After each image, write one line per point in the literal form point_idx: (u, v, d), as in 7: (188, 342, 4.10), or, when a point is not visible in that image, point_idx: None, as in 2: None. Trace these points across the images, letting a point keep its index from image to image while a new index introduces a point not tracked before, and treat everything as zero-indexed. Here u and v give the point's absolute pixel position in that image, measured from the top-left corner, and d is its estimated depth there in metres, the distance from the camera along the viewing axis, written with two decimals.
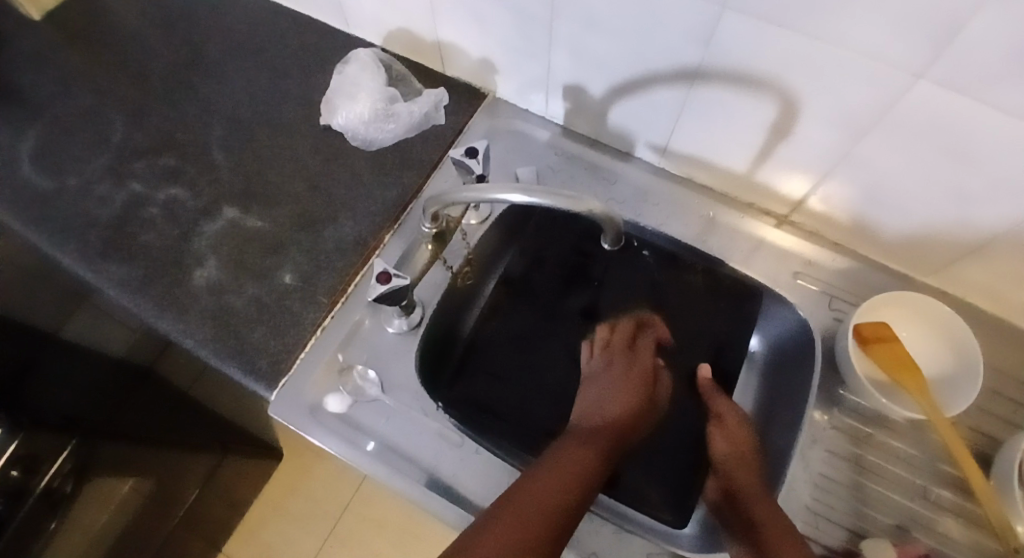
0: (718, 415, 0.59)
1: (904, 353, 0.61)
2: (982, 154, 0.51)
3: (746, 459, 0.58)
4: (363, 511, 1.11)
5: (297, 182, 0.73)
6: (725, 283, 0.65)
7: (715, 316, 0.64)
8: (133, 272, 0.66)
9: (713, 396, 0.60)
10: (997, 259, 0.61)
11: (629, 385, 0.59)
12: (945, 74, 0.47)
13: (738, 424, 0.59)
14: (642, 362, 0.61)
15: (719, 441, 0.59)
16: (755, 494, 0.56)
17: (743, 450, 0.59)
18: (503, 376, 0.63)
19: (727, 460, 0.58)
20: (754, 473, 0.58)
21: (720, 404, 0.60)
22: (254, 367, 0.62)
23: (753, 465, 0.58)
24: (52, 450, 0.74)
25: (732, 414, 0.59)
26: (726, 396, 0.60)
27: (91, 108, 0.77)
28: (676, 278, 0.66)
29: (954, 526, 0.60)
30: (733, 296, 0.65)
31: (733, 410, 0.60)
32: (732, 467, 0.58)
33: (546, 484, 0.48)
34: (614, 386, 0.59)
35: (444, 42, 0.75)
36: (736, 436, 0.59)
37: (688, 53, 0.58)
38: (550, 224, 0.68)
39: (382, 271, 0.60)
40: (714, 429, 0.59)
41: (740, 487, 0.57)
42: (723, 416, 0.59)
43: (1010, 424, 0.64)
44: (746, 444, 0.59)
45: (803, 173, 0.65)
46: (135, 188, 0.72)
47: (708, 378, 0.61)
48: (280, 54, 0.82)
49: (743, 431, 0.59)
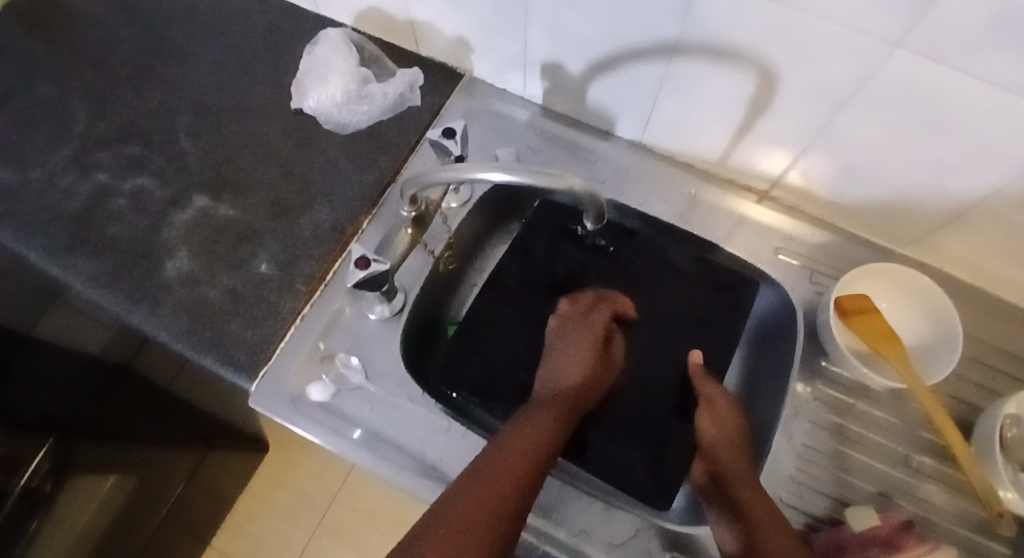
0: (708, 399, 0.58)
1: (884, 324, 0.62)
2: (957, 124, 0.51)
3: (735, 442, 0.56)
4: (351, 501, 1.10)
5: (269, 168, 0.71)
6: (715, 264, 0.65)
7: (702, 294, 0.63)
8: (103, 266, 0.65)
9: (701, 379, 0.59)
10: (973, 229, 0.61)
11: (584, 348, 0.57)
12: (927, 40, 0.46)
13: (727, 407, 0.57)
14: (597, 327, 0.59)
15: (708, 425, 0.57)
16: (744, 480, 0.54)
17: (732, 433, 0.57)
18: (493, 355, 0.61)
19: (715, 445, 0.56)
20: (743, 456, 0.56)
21: (709, 388, 0.58)
22: (232, 358, 0.61)
23: (742, 449, 0.57)
24: (29, 449, 0.66)
25: (721, 397, 0.58)
26: (715, 381, 0.59)
27: (51, 97, 0.75)
28: (658, 257, 0.65)
29: (936, 492, 0.61)
30: (724, 271, 0.64)
31: (722, 394, 0.58)
32: (719, 451, 0.56)
33: (503, 475, 0.46)
34: (569, 355, 0.57)
35: (417, 21, 0.73)
36: (725, 419, 0.57)
37: (666, 26, 0.57)
38: (549, 213, 0.68)
39: (360, 256, 0.58)
40: (702, 413, 0.57)
41: (727, 471, 0.55)
42: (712, 400, 0.58)
43: (989, 392, 0.65)
44: (734, 427, 0.57)
45: (782, 148, 0.64)
46: (101, 178, 0.70)
47: (700, 363, 0.60)
48: (248, 37, 0.80)
49: (733, 414, 0.57)
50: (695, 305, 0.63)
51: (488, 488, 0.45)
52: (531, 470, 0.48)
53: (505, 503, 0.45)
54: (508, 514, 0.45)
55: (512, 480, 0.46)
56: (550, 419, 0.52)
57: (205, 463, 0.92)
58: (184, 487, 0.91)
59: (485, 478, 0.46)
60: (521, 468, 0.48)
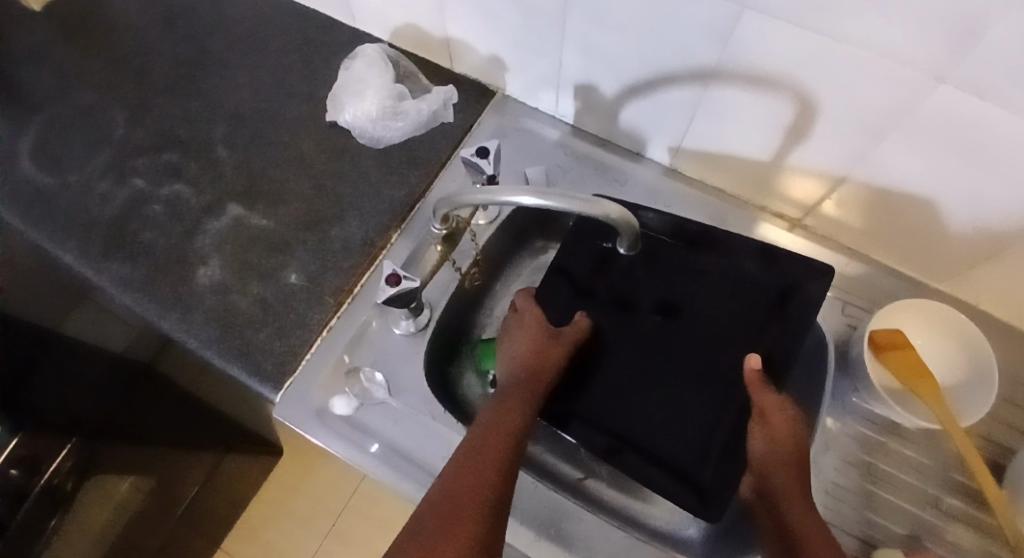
0: (762, 412, 0.54)
1: (919, 361, 0.60)
2: (1001, 158, 0.50)
3: (791, 462, 0.53)
4: (363, 510, 1.10)
5: (302, 180, 0.72)
6: (783, 259, 0.60)
7: (749, 311, 0.60)
8: (136, 271, 0.66)
9: (758, 389, 0.55)
10: (1013, 265, 0.60)
11: (525, 334, 0.58)
12: (975, 75, 0.45)
13: (783, 422, 0.54)
14: (533, 312, 0.60)
15: (758, 439, 0.55)
16: (795, 500, 0.51)
17: (786, 453, 0.54)
18: None
19: (767, 462, 0.54)
20: (798, 475, 0.53)
21: (764, 399, 0.54)
22: (259, 368, 0.62)
23: (799, 468, 0.54)
24: (53, 451, 0.73)
25: (777, 411, 0.54)
26: (772, 391, 0.54)
27: (92, 103, 0.76)
28: (710, 266, 0.62)
29: (965, 534, 0.60)
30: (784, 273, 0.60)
31: (779, 408, 0.54)
32: (770, 467, 0.53)
33: (470, 464, 0.47)
34: (513, 344, 0.58)
35: (453, 39, 0.73)
36: (779, 436, 0.54)
37: (703, 52, 0.57)
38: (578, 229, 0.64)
39: (391, 273, 0.58)
40: (755, 427, 0.55)
41: (777, 488, 0.53)
42: (767, 413, 0.54)
43: (1022, 433, 0.64)
44: (791, 445, 0.54)
45: (821, 175, 0.63)
46: (137, 184, 0.71)
47: (757, 369, 0.55)
48: (284, 49, 0.81)
49: (790, 430, 0.54)
50: (733, 327, 0.60)
51: (461, 475, 0.46)
52: (499, 452, 0.47)
53: (479, 476, 0.46)
54: (483, 485, 0.45)
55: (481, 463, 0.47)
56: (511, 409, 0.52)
57: (222, 466, 0.91)
58: (198, 490, 0.87)
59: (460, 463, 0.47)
60: (490, 451, 0.47)
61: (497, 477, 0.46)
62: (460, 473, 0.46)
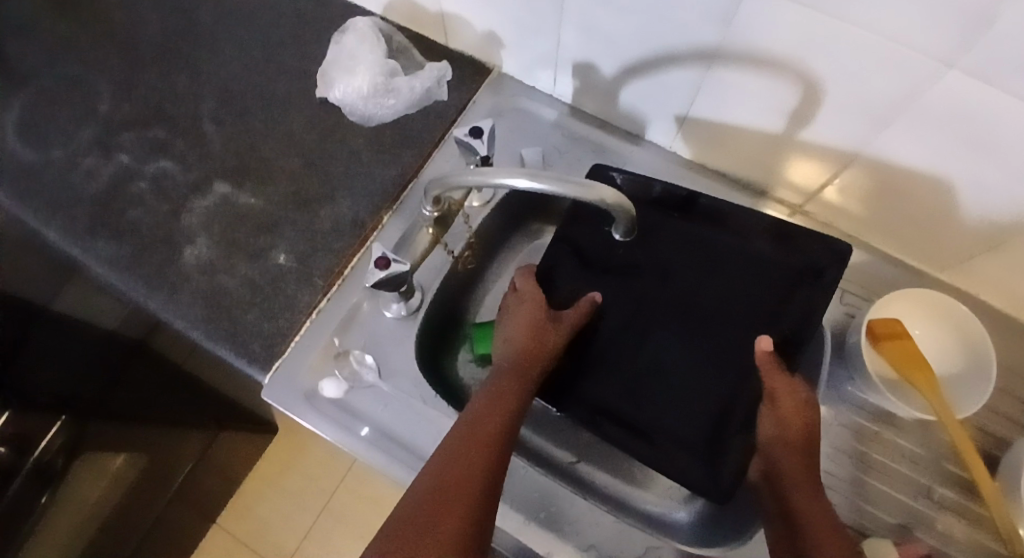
0: (771, 395, 0.52)
1: (916, 351, 0.59)
2: (1007, 148, 0.49)
3: (800, 444, 0.51)
4: (357, 488, 1.10)
5: (292, 157, 0.70)
6: (795, 241, 0.58)
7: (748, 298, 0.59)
8: (122, 250, 0.65)
9: (769, 371, 0.53)
10: (1011, 256, 0.59)
11: (522, 313, 0.57)
12: (987, 62, 0.43)
13: (793, 405, 0.52)
14: (530, 292, 0.59)
15: (767, 423, 0.53)
16: (801, 482, 0.50)
17: (795, 435, 0.52)
18: None
19: (772, 444, 0.52)
20: (808, 459, 0.52)
21: (775, 382, 0.52)
22: (248, 350, 0.61)
23: (807, 451, 0.52)
24: None
25: (788, 395, 0.52)
26: (784, 373, 0.52)
27: (76, 75, 0.74)
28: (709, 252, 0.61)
29: (955, 524, 0.60)
30: (793, 257, 0.58)
31: (790, 390, 0.52)
32: (775, 450, 0.52)
33: (463, 447, 0.46)
34: (510, 324, 0.57)
35: (447, 13, 0.71)
36: (788, 418, 0.52)
37: (706, 31, 0.55)
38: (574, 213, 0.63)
39: (381, 256, 0.57)
40: (765, 410, 0.53)
41: (781, 470, 0.51)
42: (775, 396, 0.52)
43: (1016, 425, 0.64)
44: (801, 428, 0.52)
45: (824, 159, 0.62)
46: (123, 160, 0.70)
47: (769, 351, 0.53)
48: (274, 22, 0.78)
49: (801, 413, 0.52)
50: (729, 316, 0.59)
51: (453, 457, 0.45)
52: (493, 437, 0.47)
53: (471, 460, 0.45)
54: (474, 470, 0.44)
55: (474, 446, 0.46)
56: (506, 393, 0.51)
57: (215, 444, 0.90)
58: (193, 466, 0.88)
59: (454, 445, 0.46)
60: (484, 435, 0.47)
61: (490, 461, 0.45)
62: (453, 456, 0.45)
